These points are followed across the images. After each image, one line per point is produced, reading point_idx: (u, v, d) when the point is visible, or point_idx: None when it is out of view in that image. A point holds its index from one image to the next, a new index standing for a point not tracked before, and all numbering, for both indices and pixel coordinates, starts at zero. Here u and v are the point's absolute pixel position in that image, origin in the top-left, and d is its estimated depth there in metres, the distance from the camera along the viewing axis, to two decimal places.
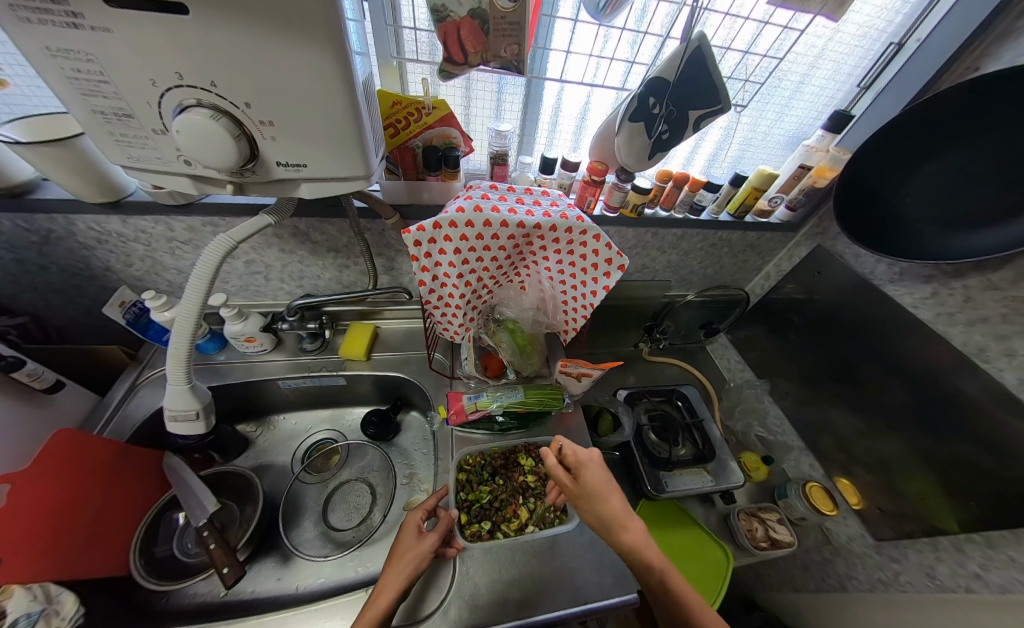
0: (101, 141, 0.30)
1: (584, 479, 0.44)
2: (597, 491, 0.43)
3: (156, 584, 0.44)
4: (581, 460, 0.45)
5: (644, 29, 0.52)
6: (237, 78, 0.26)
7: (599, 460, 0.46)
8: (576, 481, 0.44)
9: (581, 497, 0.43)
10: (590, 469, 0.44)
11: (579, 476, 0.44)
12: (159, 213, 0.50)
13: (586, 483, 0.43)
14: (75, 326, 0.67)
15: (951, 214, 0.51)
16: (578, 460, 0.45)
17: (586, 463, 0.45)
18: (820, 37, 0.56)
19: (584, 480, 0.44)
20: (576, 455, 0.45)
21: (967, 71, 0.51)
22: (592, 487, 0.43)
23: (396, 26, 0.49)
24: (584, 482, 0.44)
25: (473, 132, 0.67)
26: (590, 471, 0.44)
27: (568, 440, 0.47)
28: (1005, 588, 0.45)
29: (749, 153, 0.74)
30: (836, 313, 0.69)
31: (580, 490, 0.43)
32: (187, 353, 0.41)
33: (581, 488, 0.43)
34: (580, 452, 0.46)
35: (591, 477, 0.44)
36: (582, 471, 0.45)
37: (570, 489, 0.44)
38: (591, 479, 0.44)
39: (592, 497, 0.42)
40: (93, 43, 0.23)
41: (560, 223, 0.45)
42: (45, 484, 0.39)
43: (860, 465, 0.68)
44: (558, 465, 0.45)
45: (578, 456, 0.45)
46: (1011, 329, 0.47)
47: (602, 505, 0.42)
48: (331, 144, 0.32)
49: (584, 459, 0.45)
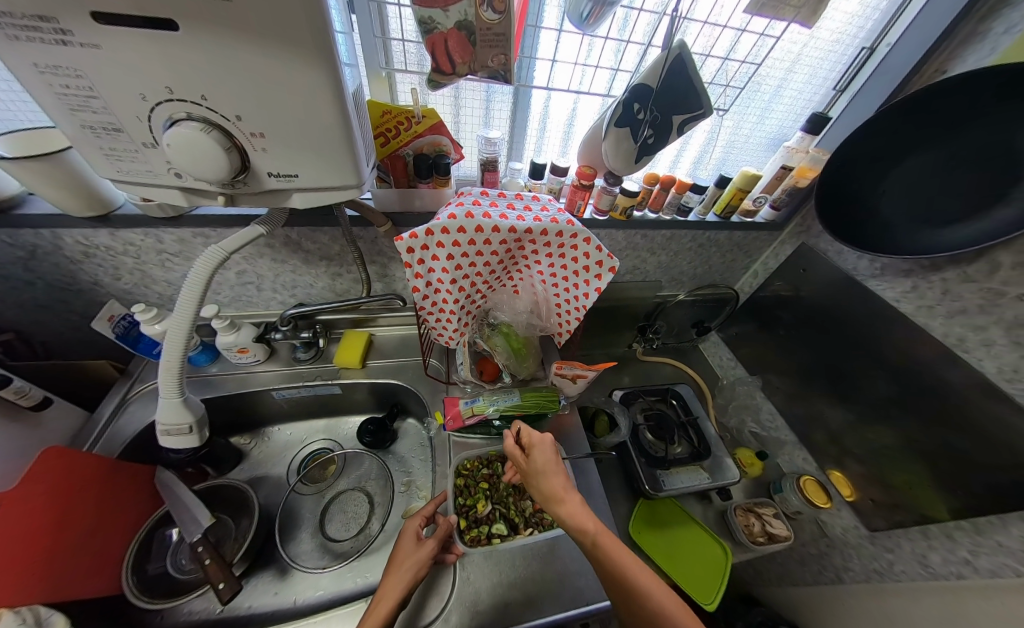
0: (89, 154, 0.30)
1: (532, 457, 0.44)
2: (543, 468, 0.42)
3: (149, 602, 0.43)
4: (534, 441, 0.45)
5: (627, 38, 0.54)
6: (226, 91, 0.26)
7: (550, 441, 0.44)
8: (526, 459, 0.44)
9: (528, 473, 0.43)
10: (539, 449, 0.44)
11: (529, 454, 0.44)
12: (149, 226, 0.50)
13: (533, 462, 0.43)
14: (62, 342, 0.66)
15: (924, 212, 0.53)
16: (529, 439, 0.45)
17: (536, 443, 0.44)
18: (796, 43, 0.58)
19: (532, 458, 0.43)
20: (529, 436, 0.45)
21: (935, 73, 0.54)
22: (539, 464, 0.43)
23: (384, 38, 0.50)
24: (532, 460, 0.43)
25: (463, 140, 0.68)
26: (539, 451, 0.44)
27: (525, 423, 0.47)
28: (995, 573, 0.47)
29: (733, 155, 0.77)
30: (822, 308, 0.71)
31: (529, 467, 0.44)
32: (180, 364, 0.40)
33: (529, 467, 0.44)
34: (534, 433, 0.46)
35: (540, 455, 0.43)
36: (531, 450, 0.45)
37: (520, 466, 0.45)
38: (539, 457, 0.43)
39: (539, 474, 0.42)
40: (83, 59, 0.23)
41: (551, 228, 0.46)
42: (33, 503, 0.38)
43: (851, 457, 0.69)
44: (513, 443, 0.46)
45: (531, 436, 0.46)
46: (988, 320, 0.49)
47: (546, 481, 0.41)
48: (323, 155, 0.32)
49: (535, 440, 0.45)
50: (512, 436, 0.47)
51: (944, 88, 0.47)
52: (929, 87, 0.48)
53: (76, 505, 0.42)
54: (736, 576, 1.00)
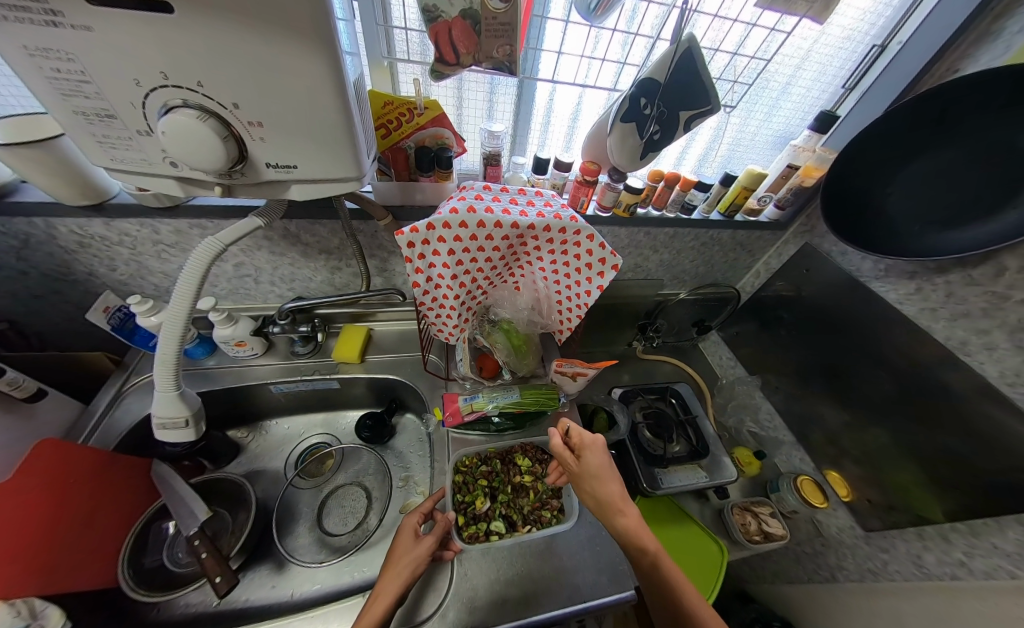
0: (82, 142, 0.29)
1: (585, 460, 0.44)
2: (598, 473, 0.43)
3: (144, 595, 0.43)
4: (586, 443, 0.45)
5: (635, 30, 0.53)
6: (224, 78, 0.25)
7: (602, 445, 0.45)
8: (579, 460, 0.45)
9: (581, 475, 0.44)
10: (591, 452, 0.44)
11: (581, 456, 0.45)
12: (145, 216, 0.49)
13: (587, 466, 0.44)
14: (58, 332, 0.65)
15: (931, 214, 0.53)
16: (581, 441, 0.45)
17: (588, 446, 0.45)
18: (806, 39, 0.57)
19: (585, 461, 0.44)
20: (580, 438, 0.45)
21: (948, 72, 0.53)
22: (593, 469, 0.43)
23: (386, 26, 0.48)
24: (586, 464, 0.44)
25: (466, 133, 0.66)
26: (591, 454, 0.44)
27: (576, 424, 0.46)
28: (989, 575, 0.48)
29: (739, 153, 0.76)
30: (824, 309, 0.71)
31: (581, 469, 0.44)
32: (175, 358, 0.39)
33: (581, 470, 0.44)
34: (586, 433, 0.46)
35: (593, 459, 0.44)
36: (583, 452, 0.45)
37: (571, 468, 0.45)
38: (592, 461, 0.44)
39: (593, 479, 0.43)
40: (74, 42, 0.22)
41: (554, 224, 0.45)
42: (28, 496, 0.38)
43: (848, 458, 0.69)
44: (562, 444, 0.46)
45: (585, 438, 0.45)
46: (992, 323, 0.49)
47: (601, 487, 0.43)
48: (322, 146, 0.31)
49: (587, 442, 0.45)
50: (560, 436, 0.47)
51: (947, 91, 0.47)
52: (934, 89, 0.48)
53: (72, 499, 0.42)
54: (731, 572, 1.02)
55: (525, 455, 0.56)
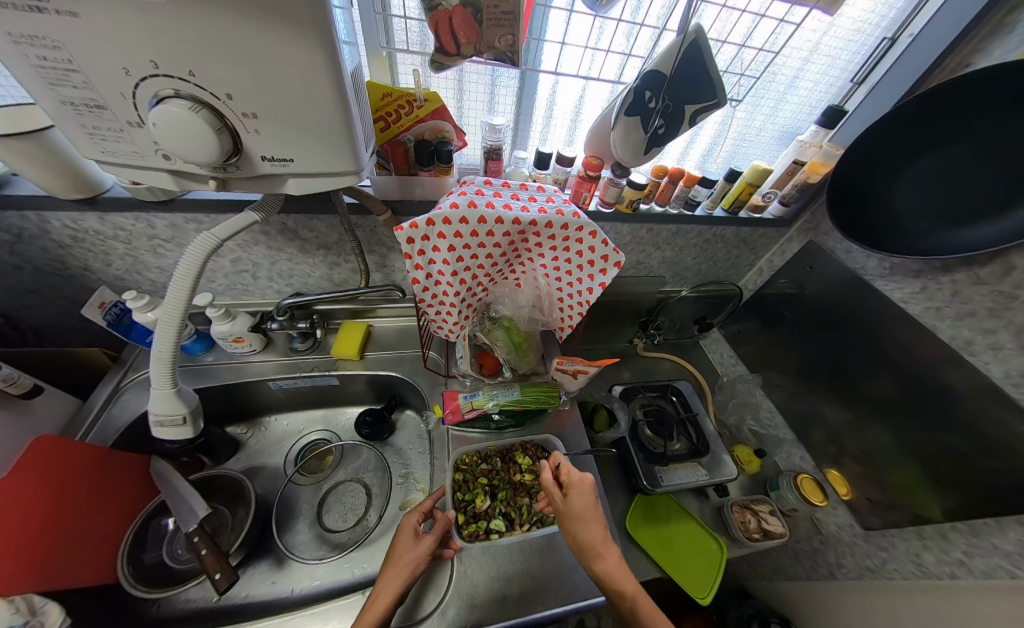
0: (72, 133, 0.28)
1: (570, 499, 0.43)
2: (582, 515, 0.42)
3: (145, 592, 0.43)
4: (574, 482, 0.44)
5: (640, 21, 0.51)
6: (217, 68, 0.24)
7: (590, 485, 0.44)
8: (565, 499, 0.43)
9: (564, 515, 0.43)
10: (578, 492, 0.43)
11: (567, 494, 0.43)
12: (140, 210, 0.48)
13: (571, 507, 0.42)
14: (54, 328, 0.65)
15: (940, 211, 0.52)
16: (569, 478, 0.44)
17: (575, 485, 0.44)
18: (814, 32, 0.56)
19: (570, 501, 0.43)
20: (568, 475, 0.45)
21: (959, 66, 0.51)
22: (578, 510, 0.42)
23: (385, 14, 0.47)
24: (571, 504, 0.43)
25: (466, 126, 0.65)
26: (578, 495, 0.43)
27: (566, 460, 0.46)
28: (988, 574, 0.48)
29: (744, 149, 0.75)
30: (827, 308, 0.70)
31: (565, 509, 0.43)
32: (172, 355, 0.39)
33: (566, 509, 0.43)
34: (575, 472, 0.45)
35: (579, 500, 0.43)
36: (570, 490, 0.44)
37: (556, 505, 0.44)
38: (578, 502, 0.42)
39: (577, 520, 0.42)
40: (60, 29, 0.21)
41: (556, 220, 0.44)
42: (25, 493, 0.37)
43: (849, 457, 0.69)
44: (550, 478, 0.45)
45: (573, 476, 0.44)
46: (998, 323, 0.48)
47: (583, 530, 0.41)
48: (319, 138, 0.30)
49: (575, 480, 0.44)
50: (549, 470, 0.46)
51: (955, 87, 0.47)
52: (942, 85, 0.47)
53: (70, 495, 0.41)
54: (729, 568, 1.02)
55: (525, 454, 0.54)
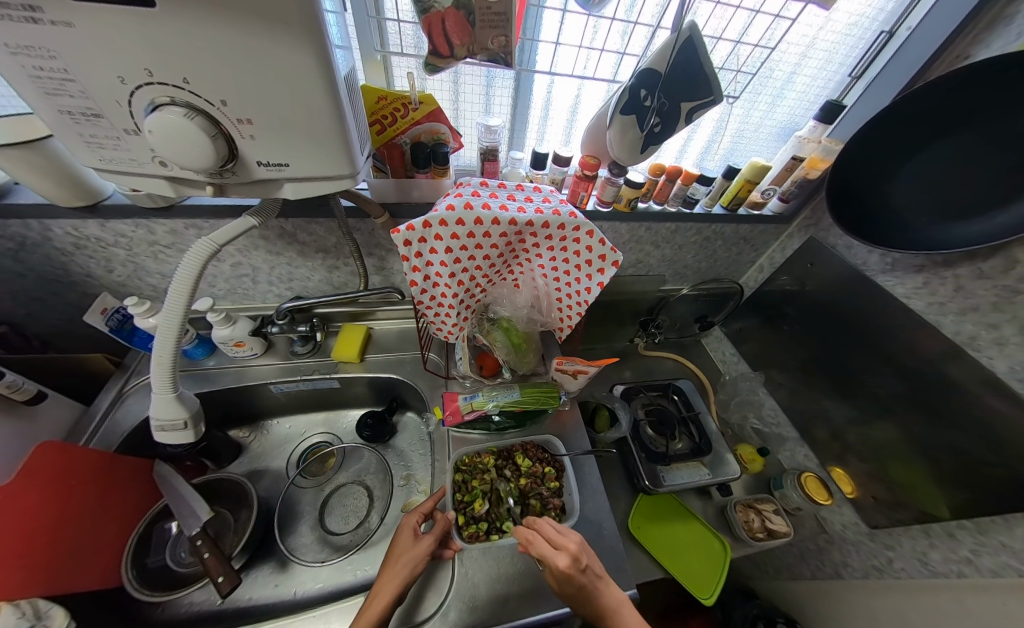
0: (69, 142, 0.28)
1: (562, 586, 0.38)
2: (579, 597, 0.38)
3: (150, 595, 0.44)
4: (559, 573, 0.37)
5: (634, 19, 0.51)
6: (212, 76, 0.25)
7: (575, 568, 0.37)
8: (557, 582, 0.38)
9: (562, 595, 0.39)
10: (569, 583, 0.37)
11: (557, 581, 0.38)
12: (141, 217, 0.48)
13: (566, 592, 0.38)
14: (59, 335, 0.66)
15: (940, 205, 0.51)
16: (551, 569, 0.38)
17: (564, 578, 0.37)
18: (811, 27, 0.56)
19: (565, 589, 0.38)
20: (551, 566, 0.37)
21: (957, 59, 0.51)
22: (574, 594, 0.38)
23: (379, 18, 0.47)
24: (566, 588, 0.38)
25: (462, 128, 0.66)
26: (571, 585, 0.37)
27: (547, 549, 0.38)
28: (996, 572, 0.47)
29: (742, 146, 0.74)
30: (829, 304, 0.70)
31: (563, 592, 0.38)
32: (172, 359, 0.39)
33: (561, 592, 0.39)
34: (555, 559, 0.37)
35: (571, 589, 0.37)
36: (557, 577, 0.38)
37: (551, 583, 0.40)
38: (569, 588, 0.37)
39: (577, 601, 0.38)
40: (54, 39, 0.22)
41: (552, 220, 0.44)
42: (28, 500, 0.38)
43: (853, 454, 0.69)
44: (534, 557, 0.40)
45: (556, 568, 0.37)
46: (1002, 318, 0.47)
47: (586, 606, 0.38)
48: (314, 141, 0.30)
49: (562, 575, 0.37)
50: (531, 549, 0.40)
51: (950, 80, 0.46)
52: (936, 81, 0.47)
53: (77, 500, 0.42)
54: (734, 568, 1.02)
55: (525, 454, 0.54)
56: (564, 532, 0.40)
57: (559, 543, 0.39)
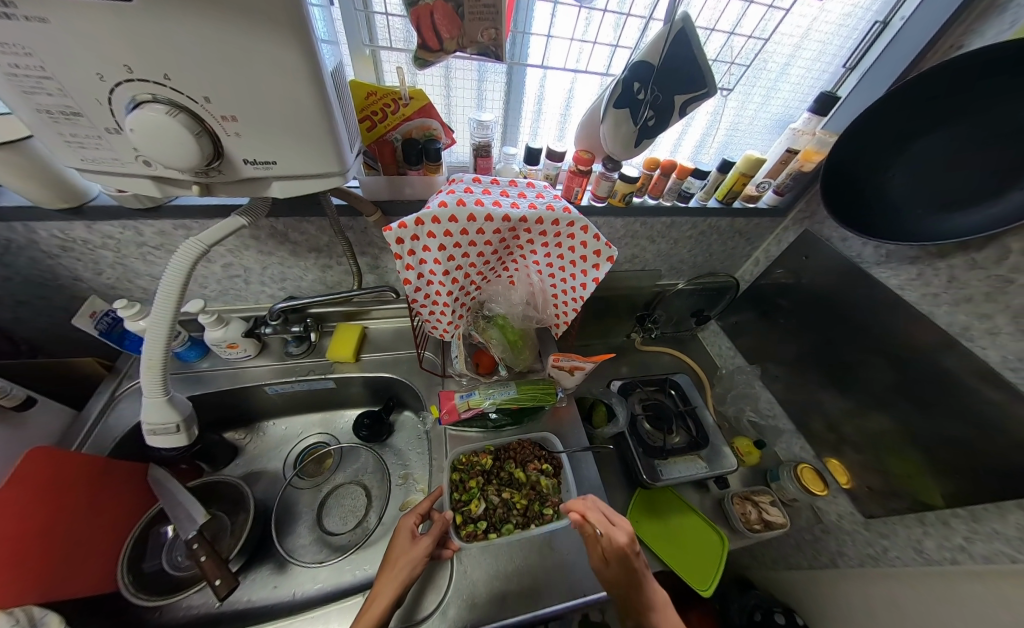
0: (49, 141, 0.28)
1: (611, 565, 0.41)
2: (625, 584, 0.40)
3: (146, 601, 0.43)
4: (614, 552, 0.40)
5: (626, 10, 0.51)
6: (193, 71, 0.24)
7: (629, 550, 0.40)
8: (608, 561, 0.41)
9: (608, 581, 0.41)
10: (620, 563, 0.40)
11: (608, 559, 0.41)
12: (127, 217, 0.48)
13: (614, 575, 0.41)
14: (48, 339, 0.65)
15: (933, 196, 0.51)
16: (610, 548, 0.40)
17: (619, 557, 0.40)
18: (804, 19, 0.55)
19: (614, 568, 0.40)
20: (608, 545, 0.40)
21: (951, 48, 0.50)
22: (624, 577, 0.40)
23: (366, 12, 0.47)
24: (614, 570, 0.41)
25: (454, 124, 0.65)
26: (621, 564, 0.40)
27: (605, 525, 0.41)
28: (989, 559, 0.48)
29: (736, 139, 0.74)
30: (823, 297, 0.70)
31: (609, 575, 0.41)
32: (163, 362, 0.39)
33: (608, 576, 0.41)
34: (615, 533, 0.40)
35: (620, 570, 0.40)
36: (608, 557, 0.41)
37: (595, 566, 0.42)
38: (622, 568, 0.40)
39: (621, 588, 0.41)
40: (27, 35, 0.21)
41: (546, 216, 0.44)
42: (21, 509, 0.37)
43: (848, 445, 0.69)
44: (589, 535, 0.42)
45: (615, 544, 0.40)
46: (994, 308, 0.48)
47: (627, 595, 0.40)
48: (301, 138, 0.30)
49: (618, 553, 0.40)
50: (586, 527, 0.42)
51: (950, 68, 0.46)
52: (932, 71, 0.46)
53: (70, 505, 0.42)
54: (731, 560, 1.03)
55: (522, 451, 0.54)
56: (617, 514, 0.44)
57: (615, 520, 0.42)
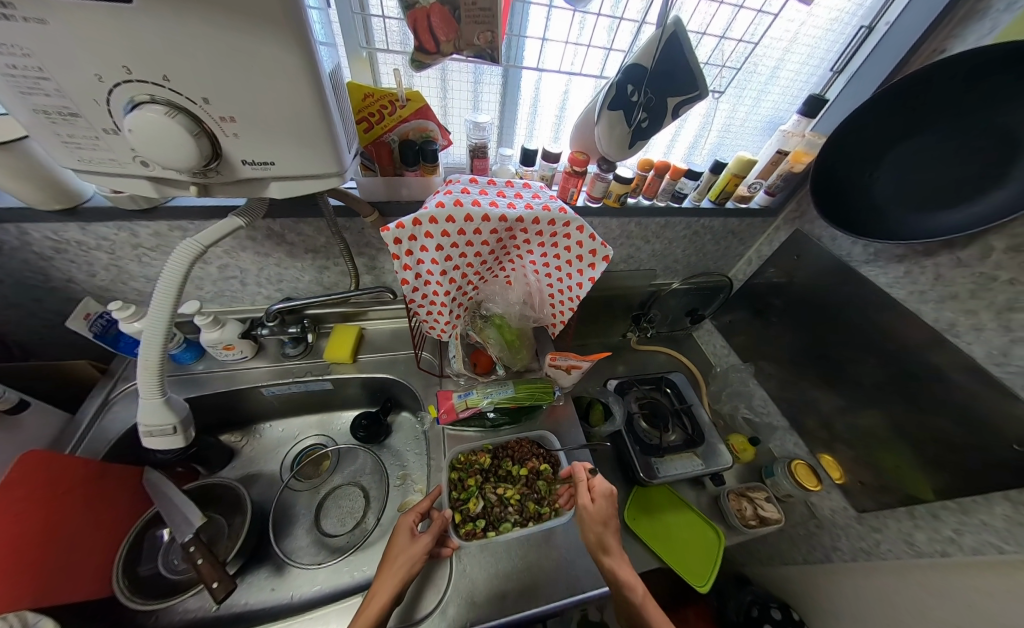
0: (47, 142, 0.28)
1: (598, 500, 0.45)
2: (605, 519, 0.43)
3: (143, 605, 0.43)
4: (604, 490, 0.46)
5: (620, 14, 0.52)
6: (192, 72, 0.24)
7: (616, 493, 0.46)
8: (596, 499, 0.45)
9: (589, 514, 0.44)
10: (607, 500, 0.45)
11: (595, 497, 0.45)
12: (122, 219, 0.47)
13: (598, 511, 0.44)
14: (39, 342, 0.64)
15: (917, 196, 0.53)
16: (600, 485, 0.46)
17: (607, 494, 0.45)
18: (792, 23, 0.57)
19: (599, 503, 0.44)
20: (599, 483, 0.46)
21: (934, 53, 0.52)
22: (604, 517, 0.44)
23: (363, 14, 0.47)
24: (599, 508, 0.44)
25: (451, 125, 0.65)
26: (607, 502, 0.45)
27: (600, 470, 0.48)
28: (978, 551, 0.49)
29: (728, 141, 0.76)
30: (814, 296, 0.71)
31: (592, 511, 0.44)
32: (160, 363, 0.38)
33: (591, 512, 0.44)
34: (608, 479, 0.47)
35: (604, 506, 0.44)
36: (595, 493, 0.45)
37: (580, 500, 0.45)
38: (604, 508, 0.44)
39: (601, 526, 0.43)
40: (26, 36, 0.21)
41: (543, 216, 0.44)
42: (14, 511, 0.37)
43: (840, 441, 0.70)
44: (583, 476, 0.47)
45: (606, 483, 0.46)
46: (979, 304, 0.49)
47: (605, 533, 0.43)
48: (299, 139, 0.30)
49: (607, 490, 0.45)
50: (582, 471, 0.48)
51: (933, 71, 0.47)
52: (917, 73, 0.48)
53: (65, 508, 0.41)
54: (727, 557, 1.04)
55: (520, 450, 0.54)
56: None
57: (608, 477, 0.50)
